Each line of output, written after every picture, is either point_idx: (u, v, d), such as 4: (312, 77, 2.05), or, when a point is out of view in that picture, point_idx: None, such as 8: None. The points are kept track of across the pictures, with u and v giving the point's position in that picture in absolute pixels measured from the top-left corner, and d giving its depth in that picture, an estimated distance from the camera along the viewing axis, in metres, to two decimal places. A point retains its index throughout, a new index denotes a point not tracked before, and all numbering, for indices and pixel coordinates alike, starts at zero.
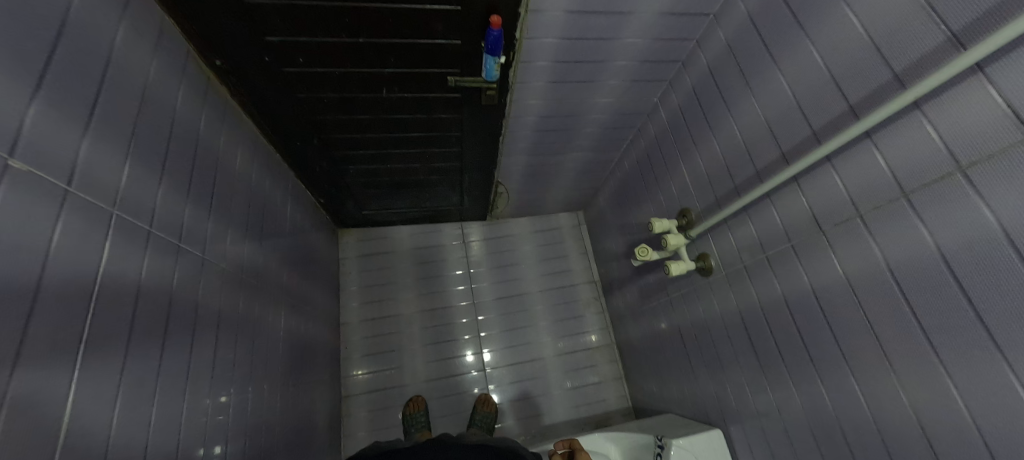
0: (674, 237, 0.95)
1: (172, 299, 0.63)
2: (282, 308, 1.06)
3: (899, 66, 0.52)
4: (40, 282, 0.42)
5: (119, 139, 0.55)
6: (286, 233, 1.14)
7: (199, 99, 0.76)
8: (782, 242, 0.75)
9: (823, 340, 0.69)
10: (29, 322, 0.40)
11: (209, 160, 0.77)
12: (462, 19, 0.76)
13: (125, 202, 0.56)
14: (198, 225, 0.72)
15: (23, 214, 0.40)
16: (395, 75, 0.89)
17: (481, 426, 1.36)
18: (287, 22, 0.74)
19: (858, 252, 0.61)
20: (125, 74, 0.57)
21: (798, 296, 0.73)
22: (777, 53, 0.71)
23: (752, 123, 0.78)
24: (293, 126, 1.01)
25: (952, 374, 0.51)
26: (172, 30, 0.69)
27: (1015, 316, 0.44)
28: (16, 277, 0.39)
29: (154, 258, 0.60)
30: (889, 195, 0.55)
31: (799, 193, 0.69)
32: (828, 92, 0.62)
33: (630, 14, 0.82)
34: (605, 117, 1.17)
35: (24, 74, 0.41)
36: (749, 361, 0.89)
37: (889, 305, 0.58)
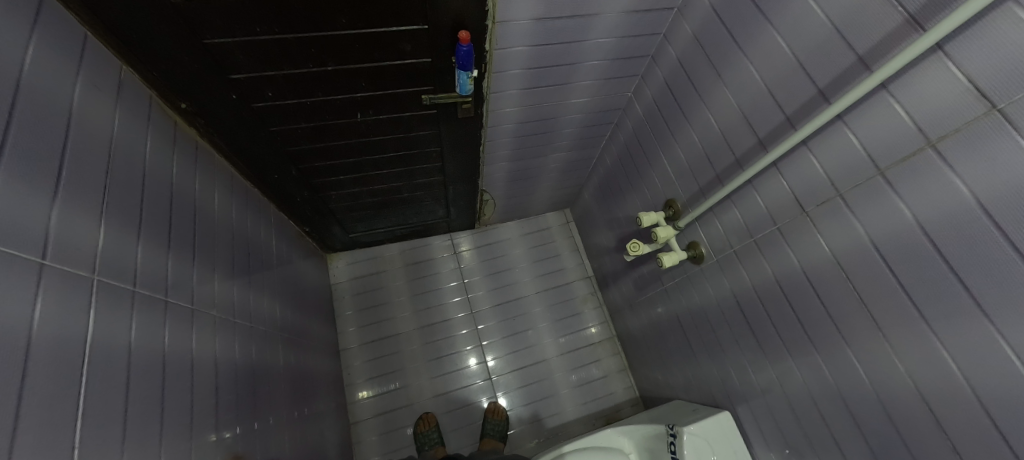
0: (663, 229, 0.96)
1: (166, 357, 0.62)
2: (279, 344, 1.04)
3: (861, 48, 0.53)
4: (25, 365, 0.40)
5: (90, 200, 0.53)
6: (273, 268, 1.11)
7: (169, 145, 0.74)
8: (768, 226, 0.76)
9: (818, 317, 0.71)
10: (18, 409, 0.39)
11: (187, 207, 0.75)
12: (431, 38, 0.76)
13: (106, 265, 0.54)
14: (183, 275, 0.70)
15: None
16: (369, 99, 0.88)
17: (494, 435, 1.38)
18: (251, 58, 0.72)
19: (842, 230, 0.63)
20: (89, 133, 0.55)
21: (788, 276, 0.75)
22: (744, 42, 0.72)
23: (727, 111, 0.79)
24: (269, 160, 0.99)
25: (943, 339, 0.53)
26: (131, 78, 0.66)
27: (991, 280, 0.46)
28: None
29: (142, 317, 0.59)
30: (866, 173, 0.57)
31: (780, 177, 0.71)
32: (797, 77, 0.64)
33: (596, 15, 0.82)
34: (582, 117, 1.18)
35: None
36: (748, 343, 0.91)
37: (877, 279, 0.60)
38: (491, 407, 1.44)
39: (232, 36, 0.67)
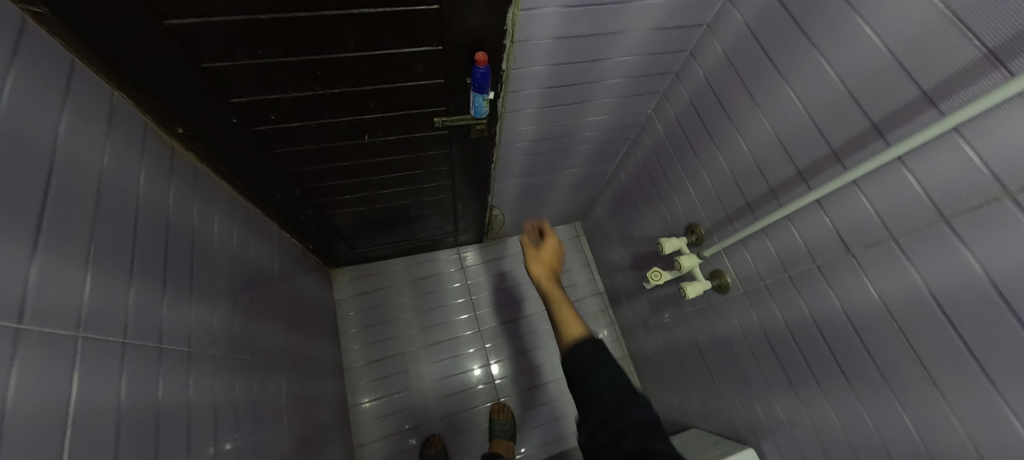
0: (686, 258, 0.91)
1: (159, 408, 0.57)
2: (283, 375, 0.99)
3: (926, 83, 0.48)
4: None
5: (76, 250, 0.48)
6: (276, 292, 1.06)
7: (164, 173, 0.69)
8: (805, 262, 0.71)
9: (862, 364, 0.66)
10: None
11: (183, 240, 0.70)
12: (445, 59, 0.71)
13: (93, 319, 0.49)
14: (179, 316, 0.65)
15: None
16: (377, 120, 0.83)
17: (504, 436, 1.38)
18: (252, 82, 0.67)
19: (896, 277, 0.57)
20: (74, 171, 0.50)
21: (827, 317, 0.70)
22: (782, 66, 0.67)
23: (761, 138, 0.74)
24: (272, 181, 0.94)
25: (1014, 406, 0.48)
26: (123, 105, 0.62)
27: None
28: None
29: (133, 369, 0.54)
30: (925, 219, 0.52)
31: (822, 214, 0.66)
32: (846, 109, 0.58)
33: (619, 34, 0.77)
34: (598, 134, 1.12)
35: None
36: (777, 379, 0.86)
37: (935, 333, 0.54)
38: (495, 407, 1.44)
39: (231, 59, 0.62)
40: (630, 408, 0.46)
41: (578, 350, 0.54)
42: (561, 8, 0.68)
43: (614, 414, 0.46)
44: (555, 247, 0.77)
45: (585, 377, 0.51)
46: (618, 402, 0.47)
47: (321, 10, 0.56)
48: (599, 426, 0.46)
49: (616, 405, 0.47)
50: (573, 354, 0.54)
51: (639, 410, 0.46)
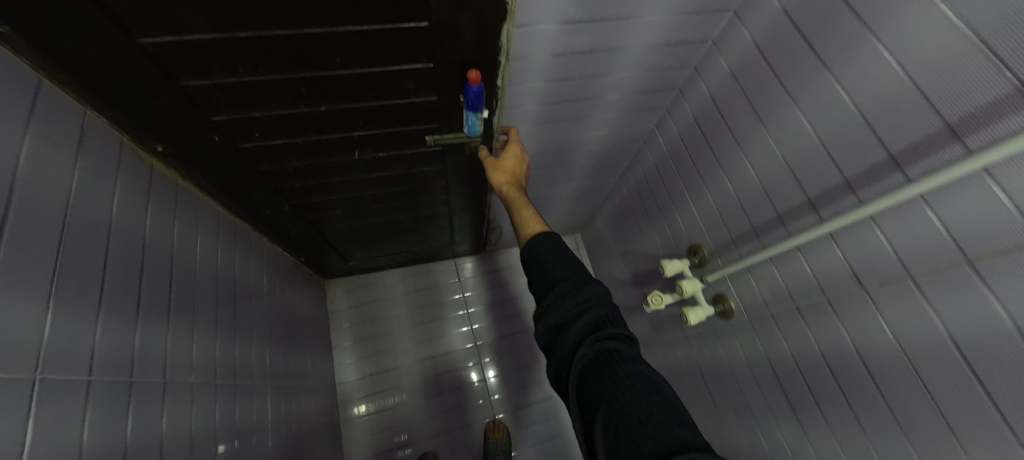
0: (689, 283, 0.87)
1: (126, 448, 0.54)
2: (268, 396, 0.95)
3: (950, 115, 0.44)
4: None
5: (37, 286, 0.45)
6: (265, 309, 1.03)
7: (142, 193, 0.66)
8: (814, 294, 0.68)
9: (874, 406, 0.62)
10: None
11: (162, 264, 0.67)
12: (437, 76, 0.67)
13: (55, 358, 0.46)
14: (154, 345, 0.62)
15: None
16: (367, 137, 0.80)
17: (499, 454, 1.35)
18: (234, 100, 0.64)
19: (914, 319, 0.54)
20: (39, 199, 0.47)
21: (837, 354, 0.66)
22: (793, 87, 0.63)
23: (769, 162, 0.71)
24: (260, 196, 0.92)
25: None
26: (98, 125, 0.59)
27: None
28: None
29: (98, 407, 0.51)
30: (946, 260, 0.48)
31: (833, 245, 0.62)
32: (861, 137, 0.55)
33: (620, 50, 0.73)
34: (599, 149, 1.09)
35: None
36: (783, 412, 0.82)
37: (955, 382, 0.51)
38: (489, 425, 1.42)
39: (211, 78, 0.59)
40: (588, 316, 0.53)
41: (541, 257, 0.62)
42: (559, 25, 0.64)
43: (574, 320, 0.53)
44: (517, 150, 0.81)
45: (550, 292, 0.56)
46: (578, 312, 0.54)
47: (303, 28, 0.53)
48: (562, 329, 0.54)
49: (577, 314, 0.54)
50: (530, 254, 0.63)
51: (597, 313, 0.53)
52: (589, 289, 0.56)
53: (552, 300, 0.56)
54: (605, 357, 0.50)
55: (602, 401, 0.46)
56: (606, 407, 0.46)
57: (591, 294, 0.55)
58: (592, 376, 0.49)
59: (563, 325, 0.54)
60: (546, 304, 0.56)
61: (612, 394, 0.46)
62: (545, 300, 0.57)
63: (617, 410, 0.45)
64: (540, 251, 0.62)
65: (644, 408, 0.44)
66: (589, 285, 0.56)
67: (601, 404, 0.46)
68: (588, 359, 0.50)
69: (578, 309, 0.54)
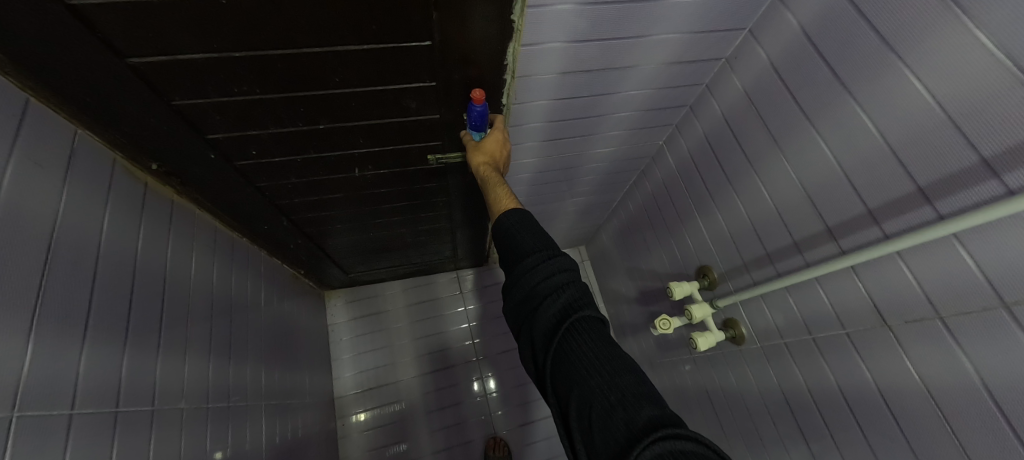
0: (699, 307, 0.84)
1: None
2: (263, 416, 0.93)
3: (986, 149, 0.42)
4: None
5: (16, 318, 0.43)
6: (262, 326, 1.01)
7: (135, 214, 0.64)
8: (833, 328, 0.64)
9: (897, 450, 0.59)
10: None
11: (154, 285, 0.65)
12: (440, 95, 0.65)
13: (35, 393, 0.44)
14: (142, 372, 0.60)
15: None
16: (367, 154, 0.78)
17: None
18: (229, 119, 0.62)
19: (942, 363, 0.50)
20: (21, 226, 0.45)
21: (856, 391, 0.63)
22: (812, 111, 0.60)
23: (784, 187, 0.68)
24: (258, 212, 0.90)
25: None
26: (88, 145, 0.57)
27: None
28: None
29: (80, 442, 0.49)
30: (981, 303, 0.45)
31: (854, 278, 0.59)
32: (886, 167, 0.52)
33: (629, 68, 0.71)
34: (606, 165, 1.06)
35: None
36: (796, 445, 0.78)
37: (989, 435, 0.47)
38: (489, 442, 1.40)
39: (205, 97, 0.57)
40: (562, 294, 0.49)
41: (513, 233, 0.58)
42: (567, 43, 0.62)
43: (546, 298, 0.49)
44: (503, 132, 0.73)
45: (520, 268, 0.52)
46: (551, 290, 0.50)
47: (300, 48, 0.51)
48: (534, 306, 0.50)
49: (549, 292, 0.50)
50: (503, 229, 0.60)
51: (571, 293, 0.49)
52: (563, 265, 0.52)
53: (523, 278, 0.52)
54: (579, 338, 0.46)
55: (575, 383, 0.43)
56: (579, 389, 0.42)
57: (566, 271, 0.51)
58: (565, 356, 0.45)
59: (535, 303, 0.50)
60: (518, 280, 0.52)
61: (585, 376, 0.43)
62: (516, 277, 0.53)
63: (590, 393, 0.42)
64: (513, 227, 0.59)
65: (617, 391, 0.41)
66: (562, 261, 0.52)
67: (574, 386, 0.43)
68: (561, 339, 0.46)
69: (551, 287, 0.50)
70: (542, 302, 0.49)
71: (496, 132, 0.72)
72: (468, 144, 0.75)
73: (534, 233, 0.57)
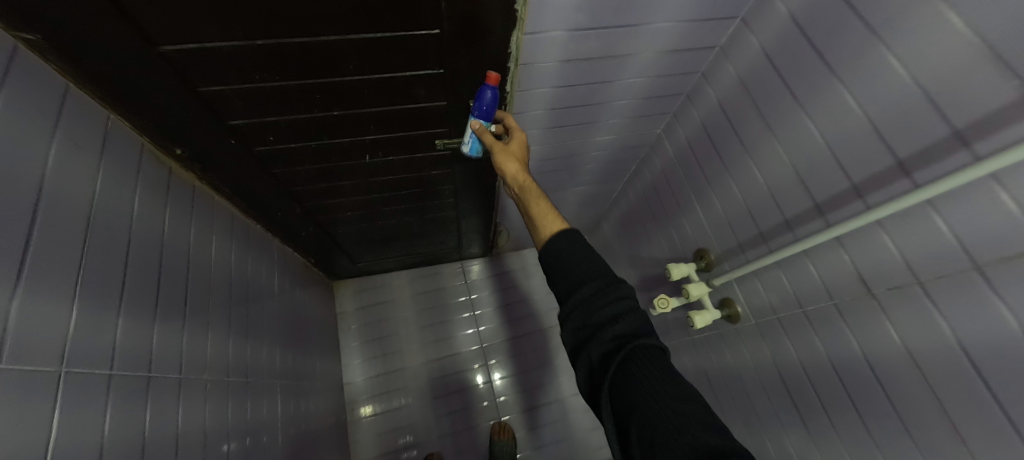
0: (696, 286, 0.88)
1: (146, 441, 0.56)
2: (278, 395, 0.97)
3: (959, 121, 0.45)
4: None
5: (63, 284, 0.47)
6: (275, 310, 1.05)
7: (161, 196, 0.68)
8: (823, 300, 0.67)
9: (883, 415, 0.62)
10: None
11: (178, 264, 0.69)
12: (447, 82, 0.69)
13: (79, 353, 0.48)
14: (170, 343, 0.64)
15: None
16: (378, 141, 0.81)
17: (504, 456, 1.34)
18: (250, 105, 0.66)
19: (922, 326, 0.53)
20: (63, 201, 0.49)
21: (845, 360, 0.66)
22: (801, 94, 0.64)
23: (777, 168, 0.71)
24: (272, 199, 0.93)
25: None
26: (119, 129, 0.61)
27: None
28: None
29: (119, 404, 0.53)
30: (957, 266, 0.48)
31: (841, 251, 0.62)
32: (869, 144, 0.55)
33: (627, 56, 0.74)
34: (606, 154, 1.09)
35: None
36: (790, 418, 0.81)
37: (966, 391, 0.50)
38: (496, 426, 1.41)
39: (228, 84, 0.61)
40: (620, 322, 0.50)
41: (562, 256, 0.57)
42: (569, 32, 0.65)
43: (604, 325, 0.51)
44: (520, 134, 0.77)
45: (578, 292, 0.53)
46: (609, 317, 0.51)
47: (318, 36, 0.55)
48: (593, 331, 0.51)
49: (607, 319, 0.51)
50: (550, 251, 0.59)
51: (629, 321, 0.51)
52: (620, 293, 0.53)
53: (580, 303, 0.53)
54: (638, 363, 0.47)
55: (636, 406, 0.44)
56: (640, 412, 0.43)
57: (624, 299, 0.52)
58: (624, 382, 0.46)
59: (591, 329, 0.51)
60: (573, 306, 0.53)
61: (646, 399, 0.44)
62: (570, 302, 0.54)
63: (651, 416, 0.42)
64: (563, 248, 0.58)
65: (680, 416, 0.42)
66: (620, 289, 0.53)
67: (635, 408, 0.44)
68: (619, 365, 0.48)
69: (609, 314, 0.51)
70: (600, 328, 0.51)
71: (517, 137, 0.76)
72: (488, 142, 0.73)
73: (587, 256, 0.57)
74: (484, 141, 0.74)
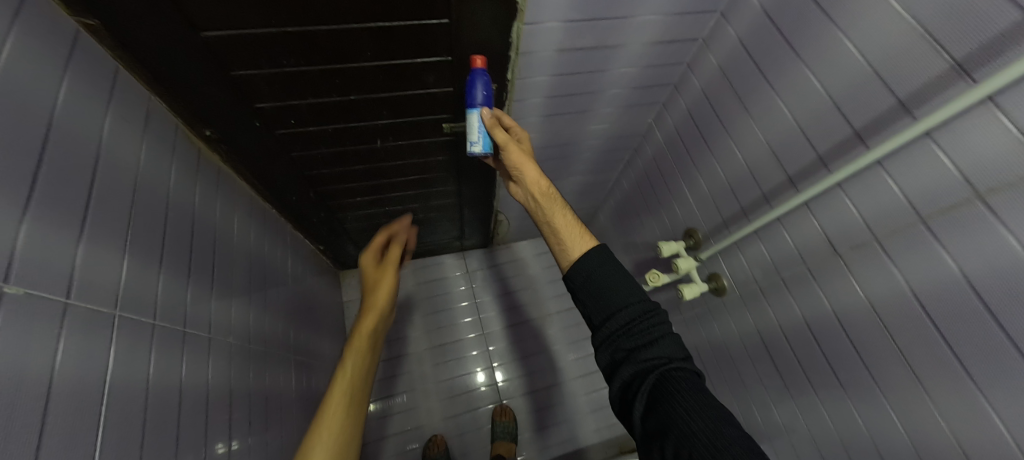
0: (684, 261, 0.94)
1: (183, 389, 0.62)
2: (292, 368, 1.03)
3: (902, 92, 0.52)
4: (51, 395, 0.42)
5: (114, 239, 0.53)
6: (289, 290, 1.11)
7: (192, 173, 0.74)
8: (797, 265, 0.74)
9: (852, 366, 0.68)
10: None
11: (207, 234, 0.75)
12: (453, 68, 0.76)
13: (128, 299, 0.55)
14: (201, 304, 0.70)
15: (13, 360, 0.39)
16: (389, 126, 0.88)
17: (505, 437, 1.38)
18: (276, 89, 0.73)
19: (881, 277, 0.60)
20: (115, 167, 0.55)
21: (818, 319, 0.72)
22: (773, 77, 0.71)
23: (755, 146, 0.78)
24: (288, 184, 0.99)
25: (983, 390, 0.51)
26: (159, 110, 0.67)
27: None
28: (24, 398, 0.39)
29: (160, 352, 0.58)
30: (906, 220, 0.54)
31: (811, 216, 0.69)
32: (831, 118, 0.62)
33: (618, 47, 0.81)
34: (601, 143, 1.16)
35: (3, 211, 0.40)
36: (773, 381, 0.87)
37: (918, 331, 0.57)
38: (499, 408, 1.45)
39: (258, 69, 0.68)
40: (654, 346, 0.56)
41: (598, 281, 0.61)
42: (564, 23, 0.73)
43: (640, 350, 0.56)
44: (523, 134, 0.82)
45: (616, 317, 0.58)
46: (645, 340, 0.57)
47: (341, 25, 0.62)
48: (630, 353, 0.57)
49: (643, 342, 0.57)
50: (585, 274, 0.62)
51: (664, 346, 0.57)
52: (656, 320, 0.58)
53: (618, 328, 0.58)
54: (675, 384, 0.53)
55: (674, 424, 0.50)
56: (678, 430, 0.49)
57: (659, 325, 0.58)
58: (662, 402, 0.52)
59: (627, 351, 0.57)
60: (611, 331, 0.58)
61: (684, 418, 0.50)
62: (607, 327, 0.58)
63: (689, 434, 0.48)
64: (600, 273, 0.61)
65: (716, 434, 0.47)
66: (655, 315, 0.59)
67: (673, 426, 0.50)
68: (654, 384, 0.54)
69: (644, 339, 0.57)
70: (636, 351, 0.57)
71: (521, 136, 0.81)
72: (502, 140, 0.72)
73: (623, 281, 0.61)
74: (496, 138, 0.72)
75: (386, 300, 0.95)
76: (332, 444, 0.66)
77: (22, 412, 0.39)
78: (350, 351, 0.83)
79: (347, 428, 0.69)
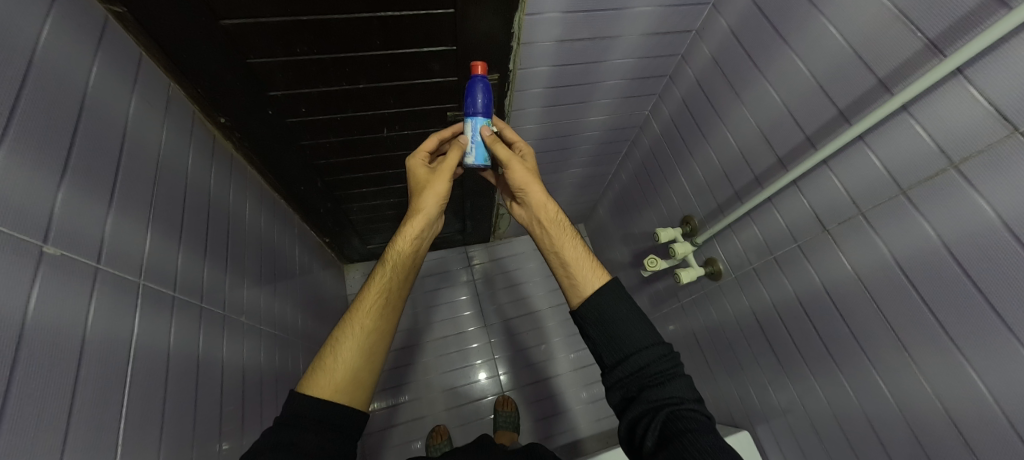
0: (680, 245, 0.97)
1: (200, 360, 0.65)
2: (298, 352, 1.06)
3: (880, 72, 0.55)
4: (83, 351, 0.45)
5: (139, 212, 0.57)
6: (296, 277, 1.14)
7: (208, 158, 0.78)
8: (789, 243, 0.77)
9: (842, 339, 0.70)
10: (68, 420, 0.42)
11: (221, 217, 0.78)
12: (458, 58, 0.79)
13: (152, 271, 0.58)
14: (216, 282, 0.73)
15: (49, 315, 0.41)
16: (395, 115, 0.92)
17: (507, 427, 1.39)
18: (289, 77, 0.76)
19: (866, 249, 0.63)
20: (140, 145, 0.59)
21: (809, 294, 0.75)
22: (762, 64, 0.74)
23: (747, 131, 0.81)
24: (297, 174, 1.03)
25: (963, 351, 0.54)
26: (178, 96, 0.71)
27: (1015, 291, 0.47)
28: (58, 352, 0.42)
29: (179, 322, 0.61)
30: (887, 193, 0.58)
31: (801, 196, 0.72)
32: (817, 99, 0.65)
33: (615, 38, 0.85)
34: (599, 134, 1.20)
35: (43, 179, 0.43)
36: (768, 360, 0.90)
37: (901, 299, 0.59)
38: (500, 398, 1.47)
39: (274, 57, 0.71)
40: (666, 386, 0.55)
41: (609, 319, 0.60)
42: (563, 14, 0.76)
43: (651, 388, 0.55)
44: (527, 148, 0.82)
45: (627, 355, 0.57)
46: (657, 381, 0.56)
47: (353, 13, 0.65)
48: (640, 392, 0.56)
49: (655, 382, 0.56)
50: (596, 310, 0.60)
51: (676, 386, 0.55)
52: (670, 360, 0.57)
53: (631, 369, 0.57)
54: (684, 424, 0.51)
55: None
56: None
57: (671, 365, 0.57)
58: (671, 442, 0.50)
59: (638, 391, 0.56)
60: (621, 369, 0.57)
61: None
62: (620, 368, 0.57)
63: None
64: (612, 311, 0.60)
65: None
66: (668, 354, 0.58)
67: None
68: (664, 424, 0.53)
69: (656, 377, 0.56)
70: (646, 391, 0.55)
71: (524, 151, 0.80)
72: (504, 157, 0.73)
73: (637, 322, 0.59)
74: (498, 155, 0.73)
75: (434, 206, 0.74)
76: (351, 364, 0.61)
77: (56, 365, 0.42)
78: (388, 257, 0.72)
79: (368, 346, 0.63)
